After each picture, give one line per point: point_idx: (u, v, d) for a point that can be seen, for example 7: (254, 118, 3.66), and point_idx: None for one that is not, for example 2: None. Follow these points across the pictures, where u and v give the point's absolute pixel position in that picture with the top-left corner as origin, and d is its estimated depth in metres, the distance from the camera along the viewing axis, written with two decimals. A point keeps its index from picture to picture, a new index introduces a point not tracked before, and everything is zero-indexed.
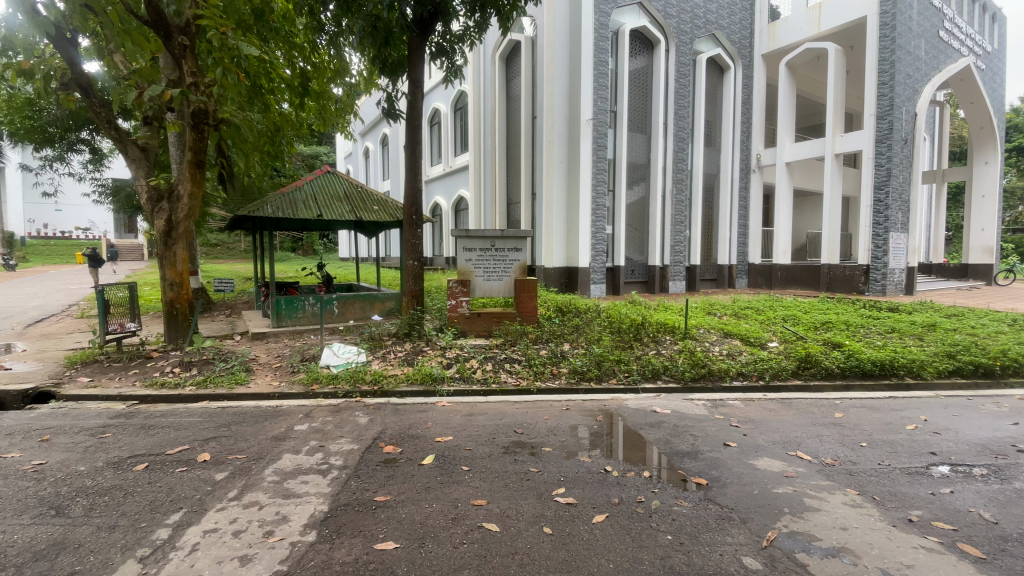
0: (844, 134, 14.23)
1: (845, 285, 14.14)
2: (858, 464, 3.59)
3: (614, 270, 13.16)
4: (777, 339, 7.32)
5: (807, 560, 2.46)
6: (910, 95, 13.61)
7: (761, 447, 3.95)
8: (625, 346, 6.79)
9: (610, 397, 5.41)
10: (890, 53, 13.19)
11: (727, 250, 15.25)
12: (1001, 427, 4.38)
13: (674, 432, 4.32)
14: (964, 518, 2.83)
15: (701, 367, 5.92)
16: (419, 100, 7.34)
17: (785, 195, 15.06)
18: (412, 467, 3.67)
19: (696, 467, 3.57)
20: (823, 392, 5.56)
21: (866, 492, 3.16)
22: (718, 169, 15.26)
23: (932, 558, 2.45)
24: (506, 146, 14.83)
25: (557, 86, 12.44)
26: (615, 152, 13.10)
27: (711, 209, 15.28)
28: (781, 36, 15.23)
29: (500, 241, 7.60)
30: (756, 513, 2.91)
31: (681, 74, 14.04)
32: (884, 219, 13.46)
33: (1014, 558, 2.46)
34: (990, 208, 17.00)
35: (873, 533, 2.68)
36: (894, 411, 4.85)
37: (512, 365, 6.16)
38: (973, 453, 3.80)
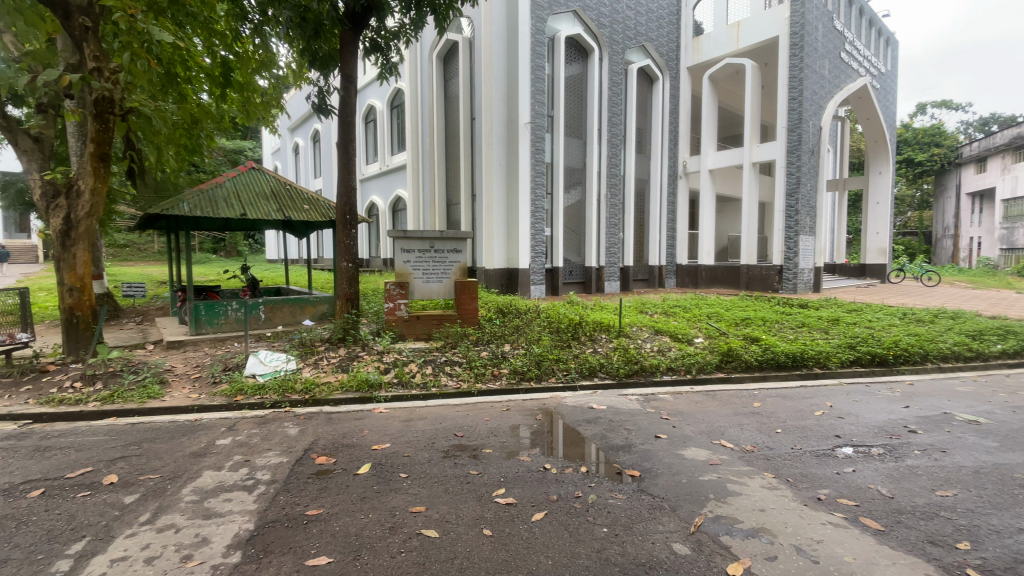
0: (760, 144, 15.37)
1: (761, 284, 15.27)
2: (774, 450, 3.89)
3: (553, 271, 13.41)
4: (702, 335, 7.77)
5: (730, 542, 2.62)
6: (816, 110, 14.93)
7: (689, 437, 4.17)
8: (563, 345, 6.93)
9: (549, 395, 5.50)
10: (798, 71, 14.40)
11: (658, 252, 16.03)
12: (894, 410, 4.91)
13: (609, 427, 4.46)
14: (865, 495, 3.13)
15: (634, 364, 6.16)
16: (352, 97, 7.10)
17: (709, 201, 16.07)
18: (347, 477, 3.53)
19: (630, 460, 3.71)
20: (744, 384, 5.97)
21: (781, 475, 3.42)
22: (648, 175, 16.01)
23: (838, 534, 2.68)
24: (444, 146, 14.74)
25: (495, 89, 12.49)
26: (552, 155, 13.34)
27: (643, 212, 16.01)
28: (704, 50, 16.21)
29: (440, 241, 7.50)
30: (685, 501, 3.06)
31: (615, 82, 14.48)
32: (794, 223, 14.68)
33: (906, 529, 2.74)
34: (883, 214, 18.99)
35: (787, 513, 2.91)
36: (804, 399, 5.30)
37: (453, 368, 6.11)
38: (872, 435, 4.22)
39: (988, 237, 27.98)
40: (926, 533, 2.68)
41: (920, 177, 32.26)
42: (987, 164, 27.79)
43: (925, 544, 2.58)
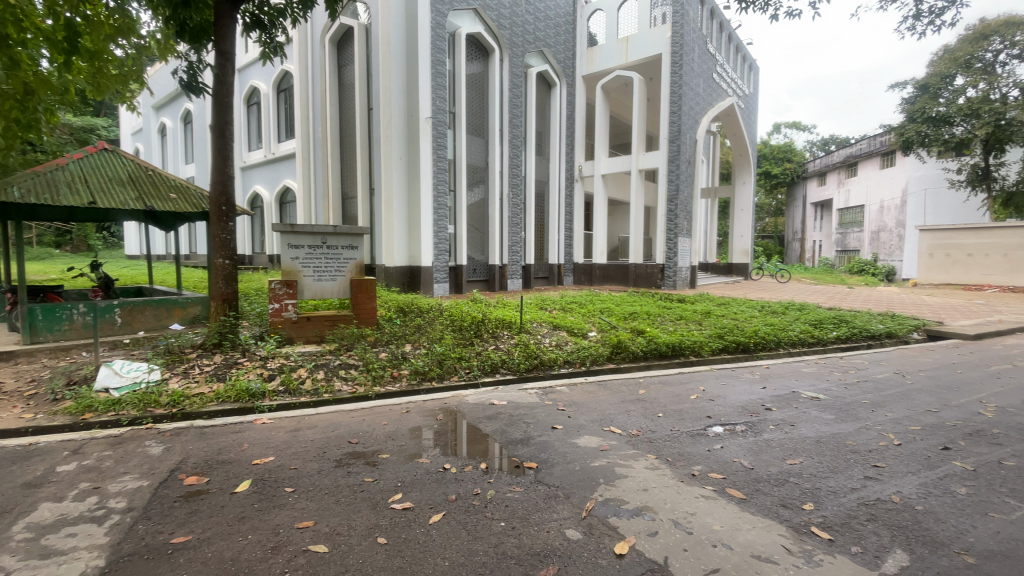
0: (646, 152, 16.64)
1: (647, 281, 16.57)
2: (656, 433, 4.22)
3: (456, 269, 13.29)
4: (595, 329, 8.23)
5: (617, 523, 2.79)
6: (692, 124, 16.53)
7: (582, 426, 4.38)
8: (465, 343, 6.89)
9: (450, 394, 5.45)
10: (678, 87, 15.79)
11: (557, 251, 16.68)
12: (754, 390, 5.60)
13: (509, 422, 4.53)
14: (730, 468, 3.53)
15: (534, 359, 6.33)
16: (228, 75, 6.44)
17: (602, 203, 17.06)
18: (223, 497, 3.18)
19: (528, 453, 3.80)
20: (632, 373, 6.42)
21: (662, 455, 3.72)
22: (547, 177, 16.60)
23: (710, 505, 2.98)
24: (340, 137, 13.96)
25: (394, 81, 12.09)
26: (454, 152, 13.23)
27: (543, 212, 16.54)
28: (597, 60, 17.15)
29: (333, 237, 7.08)
30: (578, 488, 3.20)
31: (516, 84, 14.74)
32: (674, 226, 16.13)
33: (763, 495, 3.13)
34: (746, 219, 21.59)
35: (667, 490, 3.17)
36: (682, 384, 5.85)
37: (348, 371, 5.80)
38: (736, 413, 4.77)
39: (827, 241, 33.04)
40: (778, 498, 3.08)
41: (775, 188, 37.22)
42: (826, 178, 32.82)
43: (777, 507, 2.97)
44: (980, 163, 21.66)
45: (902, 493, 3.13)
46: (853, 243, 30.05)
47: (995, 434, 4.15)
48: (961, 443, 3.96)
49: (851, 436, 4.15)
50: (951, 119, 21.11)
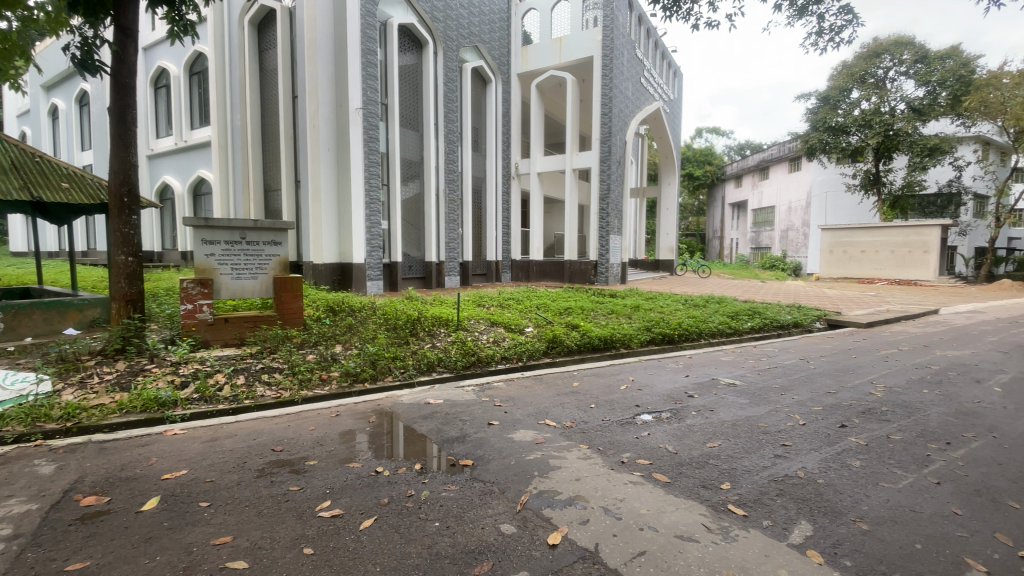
0: (580, 152, 17.07)
1: (581, 277, 17.03)
2: (588, 423, 4.35)
3: (391, 266, 12.96)
4: (532, 324, 8.35)
5: (551, 514, 2.84)
6: (622, 125, 17.17)
7: (518, 421, 4.42)
8: (400, 342, 6.72)
9: (383, 395, 5.30)
10: (609, 89, 16.32)
11: (494, 248, 16.71)
12: (678, 379, 5.93)
13: (444, 420, 4.49)
14: (656, 453, 3.71)
15: (471, 356, 6.30)
16: (131, 54, 5.84)
17: (538, 201, 17.31)
18: (127, 517, 2.90)
19: (464, 450, 3.78)
20: (566, 366, 6.57)
21: (594, 445, 3.84)
22: (484, 173, 16.59)
23: (638, 491, 3.11)
24: (262, 126, 13.13)
25: (320, 69, 11.52)
26: (386, 145, 12.85)
27: (480, 209, 16.51)
28: (531, 59, 17.34)
29: (253, 232, 6.65)
30: (513, 482, 3.23)
31: (450, 79, 14.55)
32: (606, 224, 16.71)
33: (686, 477, 3.32)
34: (671, 218, 22.75)
35: (598, 478, 3.27)
36: (613, 376, 6.07)
37: (271, 375, 5.48)
38: (662, 401, 5.02)
39: (743, 239, 35.65)
40: (699, 480, 3.28)
41: (698, 189, 39.63)
42: (742, 181, 35.38)
43: (698, 488, 3.15)
44: (872, 169, 24.30)
45: (805, 469, 3.44)
46: (765, 241, 32.63)
47: (882, 410, 4.67)
48: (855, 420, 4.42)
49: (762, 419, 4.50)
50: (848, 129, 23.50)
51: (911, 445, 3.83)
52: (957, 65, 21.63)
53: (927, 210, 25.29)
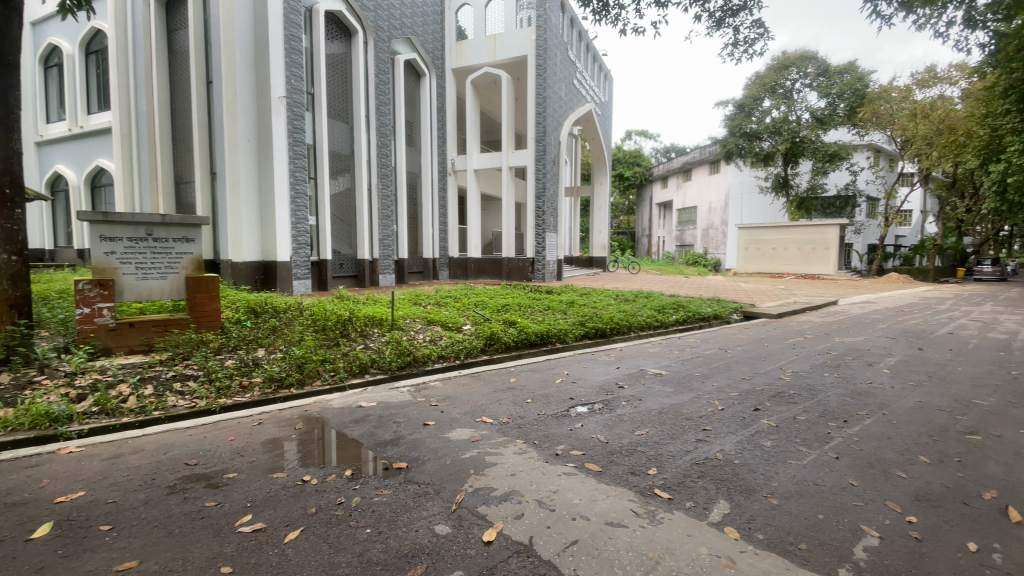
0: (515, 150, 17.20)
1: (519, 274, 17.20)
2: (523, 418, 4.39)
3: (320, 264, 12.42)
4: (469, 322, 8.31)
5: (486, 511, 2.84)
6: (556, 125, 17.50)
7: (454, 419, 4.38)
8: (329, 344, 6.44)
9: (312, 400, 5.06)
10: (543, 89, 16.56)
11: (431, 245, 16.46)
12: (610, 371, 6.15)
13: (378, 423, 4.35)
14: (589, 444, 3.81)
15: (406, 356, 6.14)
16: (14, 30, 5.14)
17: (475, 198, 17.25)
18: (9, 548, 2.55)
19: (397, 453, 3.68)
20: (504, 363, 6.60)
21: (529, 439, 3.88)
22: (419, 169, 16.29)
23: (571, 481, 3.18)
24: (172, 112, 12.06)
25: (239, 54, 10.75)
26: (313, 136, 12.25)
27: (415, 205, 16.19)
28: (466, 54, 17.23)
29: (161, 228, 6.10)
30: (449, 482, 3.19)
31: (381, 70, 14.19)
32: (542, 222, 16.98)
33: (616, 465, 3.45)
34: (604, 217, 23.54)
35: (532, 472, 3.31)
36: (549, 370, 6.18)
37: (186, 384, 5.06)
38: (595, 393, 5.18)
39: (668, 237, 37.61)
40: (628, 467, 3.41)
41: (628, 189, 41.28)
42: (667, 182, 37.29)
43: (628, 475, 3.28)
44: (781, 172, 26.55)
45: (724, 451, 3.68)
46: (688, 238, 34.62)
47: (790, 393, 5.11)
48: (767, 403, 4.80)
49: (686, 406, 4.77)
50: (760, 135, 25.47)
51: (815, 424, 4.21)
52: (853, 79, 23.93)
53: (828, 211, 27.96)
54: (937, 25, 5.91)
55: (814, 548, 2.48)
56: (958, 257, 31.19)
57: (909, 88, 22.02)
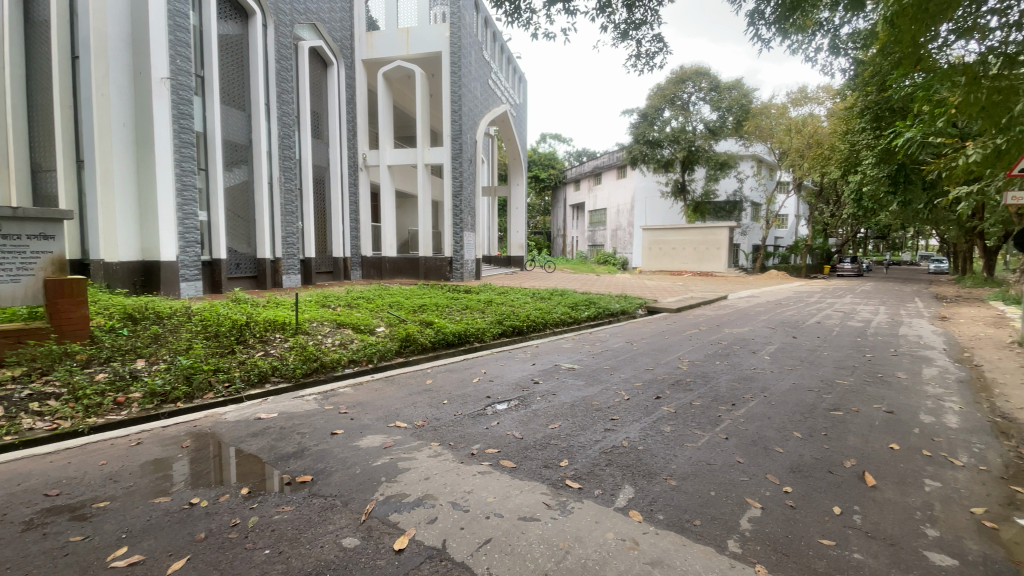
0: (431, 147, 16.91)
1: (437, 273, 17.00)
2: (439, 420, 4.32)
3: (213, 264, 11.38)
4: (383, 324, 8.02)
5: (397, 519, 2.75)
6: (472, 124, 17.49)
7: (365, 426, 4.20)
8: (224, 352, 5.89)
9: (204, 414, 4.59)
10: (458, 87, 16.45)
11: (341, 243, 15.75)
12: (526, 368, 6.26)
13: (279, 435, 4.05)
14: (505, 441, 3.84)
15: (313, 362, 5.78)
16: None
17: (389, 195, 16.73)
18: None
19: (301, 466, 3.46)
20: (419, 365, 6.45)
21: (444, 441, 3.83)
22: (326, 163, 15.48)
23: (485, 480, 3.18)
24: (26, 88, 10.34)
25: (110, 26, 9.44)
26: (204, 123, 11.16)
27: (323, 201, 15.36)
28: (377, 46, 16.63)
29: (10, 223, 5.21)
30: (357, 492, 3.05)
31: (283, 55, 13.28)
32: (459, 221, 16.89)
33: (530, 460, 3.51)
34: (520, 217, 24.02)
35: (447, 474, 3.26)
36: (466, 370, 6.15)
37: (44, 404, 4.36)
38: (511, 390, 5.24)
39: (582, 237, 39.19)
40: (541, 460, 3.49)
41: (543, 190, 42.36)
42: (580, 184, 38.84)
43: (541, 469, 3.35)
44: (679, 178, 28.80)
45: (629, 438, 3.90)
46: (599, 239, 36.32)
47: (687, 381, 5.55)
48: (668, 391, 5.17)
49: (597, 397, 4.99)
50: (662, 143, 27.39)
51: (708, 408, 4.60)
52: (739, 96, 26.04)
53: (719, 214, 30.76)
54: (808, 50, 6.71)
55: (707, 523, 2.70)
56: (824, 256, 35.83)
57: (785, 105, 24.95)
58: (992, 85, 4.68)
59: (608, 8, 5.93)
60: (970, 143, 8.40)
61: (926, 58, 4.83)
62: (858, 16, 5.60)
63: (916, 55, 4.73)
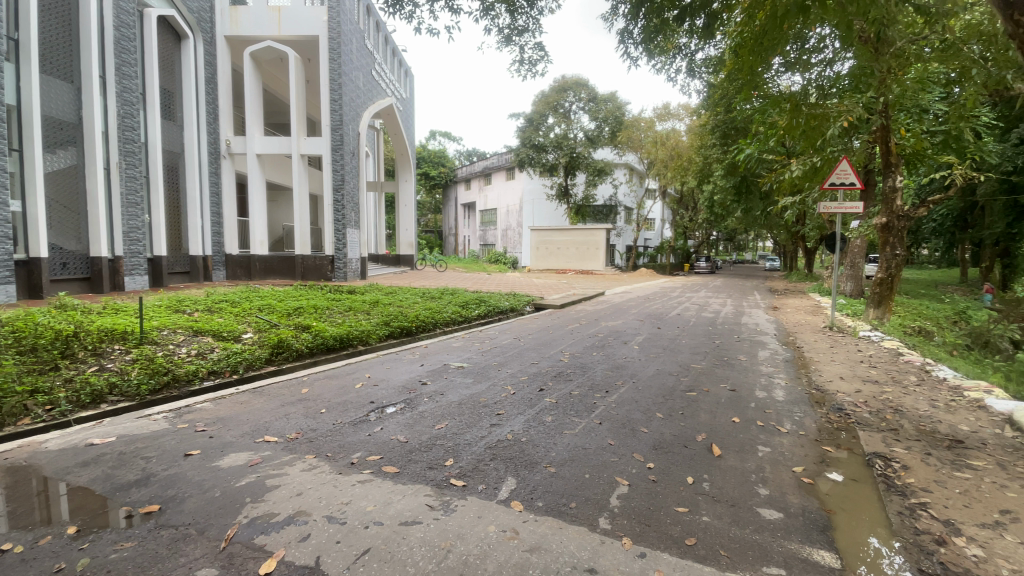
0: (307, 137, 15.77)
1: (316, 273, 15.92)
2: (315, 431, 4.05)
3: (29, 264, 9.46)
4: (251, 329, 7.28)
5: (263, 541, 2.52)
6: (354, 116, 16.66)
7: (228, 443, 3.80)
8: (42, 370, 4.90)
9: (13, 445, 3.78)
10: (338, 75, 15.53)
11: (199, 240, 14.09)
12: (411, 369, 6.14)
13: (118, 462, 3.49)
14: (388, 447, 3.72)
15: (163, 375, 5.07)
16: None
17: (259, 186, 15.24)
18: None
19: (148, 495, 3.01)
20: (294, 373, 5.98)
21: (321, 453, 3.59)
22: (180, 148, 13.68)
23: (366, 489, 3.06)
24: None
25: None
26: (17, 95, 9.19)
27: (176, 192, 13.55)
28: (243, 23, 15.08)
29: None
30: (217, 517, 2.74)
31: (123, 22, 11.33)
32: (341, 218, 15.98)
33: (414, 463, 3.44)
34: (410, 214, 23.32)
35: (322, 488, 3.07)
36: (347, 375, 5.85)
37: None
38: (395, 393, 5.09)
39: (472, 236, 39.43)
40: (425, 462, 3.44)
41: (433, 188, 41.80)
42: (470, 184, 39.06)
43: (425, 471, 3.31)
44: (563, 182, 30.35)
45: (513, 431, 4.02)
46: (490, 238, 36.86)
47: (567, 372, 5.87)
48: (549, 383, 5.42)
49: (483, 394, 5.06)
50: (547, 148, 28.62)
51: (585, 397, 4.92)
52: (614, 108, 28.42)
53: (598, 217, 33.03)
54: (670, 70, 7.47)
55: (581, 504, 2.88)
56: (686, 256, 40.30)
57: (653, 119, 27.55)
58: (808, 111, 5.59)
59: (491, 11, 6.05)
60: (794, 160, 10.02)
61: (761, 85, 5.63)
62: (707, 44, 6.36)
63: (752, 82, 5.51)
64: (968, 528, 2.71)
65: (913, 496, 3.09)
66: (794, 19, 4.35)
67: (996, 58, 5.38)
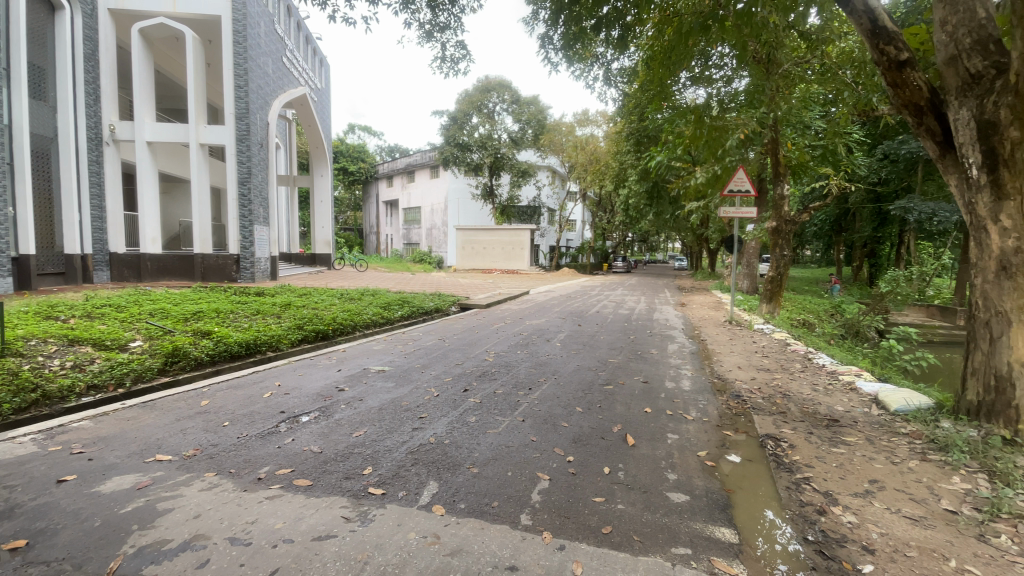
0: (208, 125, 14.46)
1: (219, 273, 14.66)
2: (217, 446, 3.72)
3: None
4: (140, 338, 6.52)
5: (155, 571, 2.27)
6: (262, 104, 15.53)
7: (111, 465, 3.38)
8: None
9: None
10: (242, 60, 14.40)
11: (75, 237, 12.43)
12: (327, 375, 5.84)
13: None
14: (300, 458, 3.51)
15: (29, 392, 4.40)
16: None
17: (150, 178, 13.74)
18: None
19: (8, 530, 2.59)
20: (192, 384, 5.45)
21: (223, 470, 3.31)
22: (53, 133, 11.95)
23: (275, 505, 2.86)
24: None
25: None
26: None
27: (47, 182, 11.84)
28: None
29: None
30: (97, 549, 2.43)
31: None
32: (248, 213, 14.86)
33: (329, 474, 3.27)
34: (326, 211, 22.22)
35: (224, 507, 2.83)
36: (254, 384, 5.44)
37: None
38: (309, 402, 4.81)
39: (395, 234, 38.37)
40: (341, 473, 3.28)
41: (353, 184, 40.10)
42: (392, 181, 37.99)
43: (341, 481, 3.16)
44: (487, 182, 30.45)
45: (436, 434, 3.95)
46: (413, 237, 36.09)
47: (492, 371, 5.90)
48: (473, 384, 5.41)
49: (404, 398, 4.93)
50: (471, 147, 28.55)
51: (508, 395, 4.97)
52: (536, 111, 29.05)
53: (522, 218, 33.14)
54: (588, 77, 7.74)
55: (503, 503, 2.90)
56: (604, 256, 42.13)
57: (574, 124, 28.46)
58: (710, 123, 6.02)
59: (412, 4, 5.91)
60: (699, 167, 10.79)
61: (670, 97, 5.97)
62: (622, 54, 6.66)
63: (662, 93, 5.85)
64: (844, 498, 3.08)
65: (798, 471, 3.46)
66: (698, 36, 4.69)
67: (864, 82, 6.15)
